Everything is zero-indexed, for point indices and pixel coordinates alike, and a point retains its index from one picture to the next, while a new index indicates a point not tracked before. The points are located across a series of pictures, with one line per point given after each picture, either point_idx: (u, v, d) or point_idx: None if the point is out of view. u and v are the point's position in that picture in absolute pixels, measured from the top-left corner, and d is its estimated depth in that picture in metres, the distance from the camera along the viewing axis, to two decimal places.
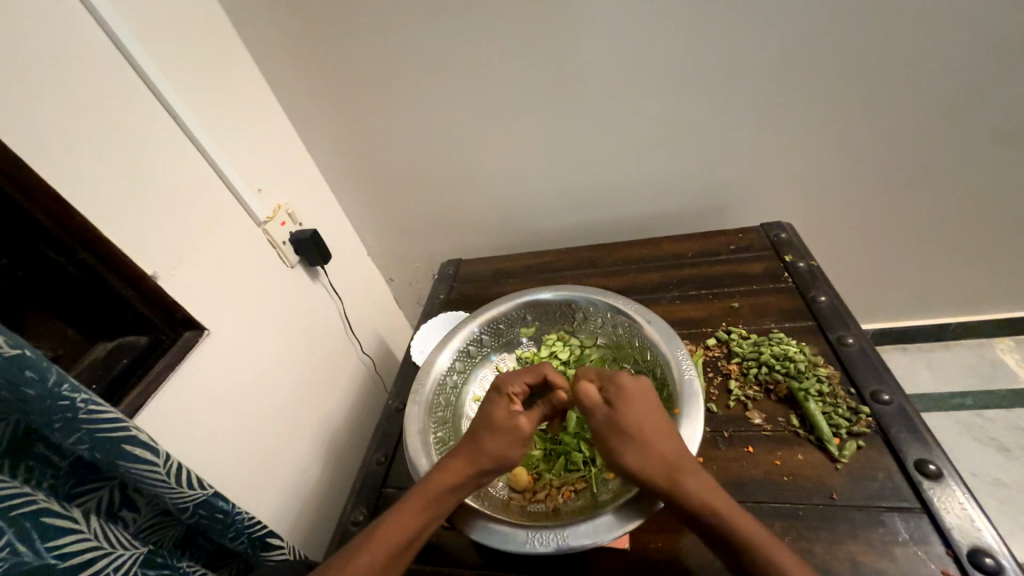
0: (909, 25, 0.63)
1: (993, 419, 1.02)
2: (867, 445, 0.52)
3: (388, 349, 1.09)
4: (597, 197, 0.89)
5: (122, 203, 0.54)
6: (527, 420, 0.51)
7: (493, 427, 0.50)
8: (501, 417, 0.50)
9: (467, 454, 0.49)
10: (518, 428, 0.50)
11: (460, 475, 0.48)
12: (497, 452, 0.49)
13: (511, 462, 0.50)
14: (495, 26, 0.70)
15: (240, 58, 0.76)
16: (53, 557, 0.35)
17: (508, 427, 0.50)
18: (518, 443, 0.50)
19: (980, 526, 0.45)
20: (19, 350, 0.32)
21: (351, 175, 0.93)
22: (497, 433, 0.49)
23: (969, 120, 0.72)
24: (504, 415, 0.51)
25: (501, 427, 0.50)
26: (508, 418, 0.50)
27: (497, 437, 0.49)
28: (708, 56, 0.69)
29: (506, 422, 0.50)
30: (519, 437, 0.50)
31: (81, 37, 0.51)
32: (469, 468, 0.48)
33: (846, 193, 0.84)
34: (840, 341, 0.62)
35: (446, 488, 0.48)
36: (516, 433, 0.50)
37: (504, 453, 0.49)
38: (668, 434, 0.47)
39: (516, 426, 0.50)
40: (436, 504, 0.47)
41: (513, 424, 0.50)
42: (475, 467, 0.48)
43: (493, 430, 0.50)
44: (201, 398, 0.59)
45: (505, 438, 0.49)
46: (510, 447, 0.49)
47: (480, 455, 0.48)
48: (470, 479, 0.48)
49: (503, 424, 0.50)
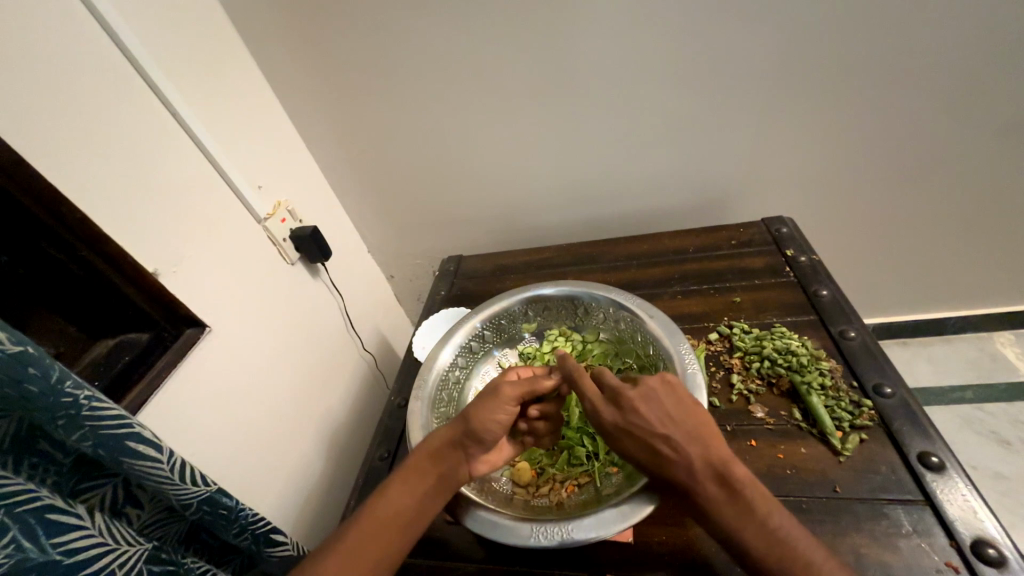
0: (913, 17, 0.63)
1: (993, 412, 1.03)
2: (870, 439, 0.52)
3: (389, 345, 1.08)
4: (598, 192, 0.89)
5: (122, 200, 0.53)
6: (510, 388, 0.52)
7: (476, 395, 0.52)
8: (486, 389, 0.53)
9: (451, 422, 0.50)
10: (499, 393, 0.51)
11: (443, 441, 0.49)
12: (475, 415, 0.49)
13: (496, 427, 0.50)
14: (495, 21, 0.70)
15: (238, 53, 0.75)
16: (59, 553, 0.35)
17: (489, 394, 0.51)
18: (499, 406, 0.50)
19: (982, 517, 0.45)
20: (22, 346, 0.32)
21: (350, 171, 0.93)
22: (478, 399, 0.51)
23: (973, 114, 0.72)
24: (491, 386, 0.53)
25: (482, 394, 0.52)
26: (491, 388, 0.52)
27: (478, 402, 0.51)
28: (710, 49, 0.68)
29: (489, 390, 0.52)
30: (499, 402, 0.50)
31: (77, 31, 0.51)
32: (449, 431, 0.49)
33: (848, 187, 0.83)
34: (842, 335, 0.62)
35: (430, 456, 0.49)
36: (498, 398, 0.51)
37: (484, 415, 0.49)
38: (652, 434, 0.44)
39: (496, 391, 0.51)
40: (423, 472, 0.48)
41: (494, 390, 0.52)
42: (456, 432, 0.49)
43: (477, 398, 0.51)
44: (203, 394, 0.59)
45: (485, 401, 0.51)
46: (488, 408, 0.50)
47: (461, 420, 0.50)
48: (452, 444, 0.49)
49: (486, 392, 0.52)
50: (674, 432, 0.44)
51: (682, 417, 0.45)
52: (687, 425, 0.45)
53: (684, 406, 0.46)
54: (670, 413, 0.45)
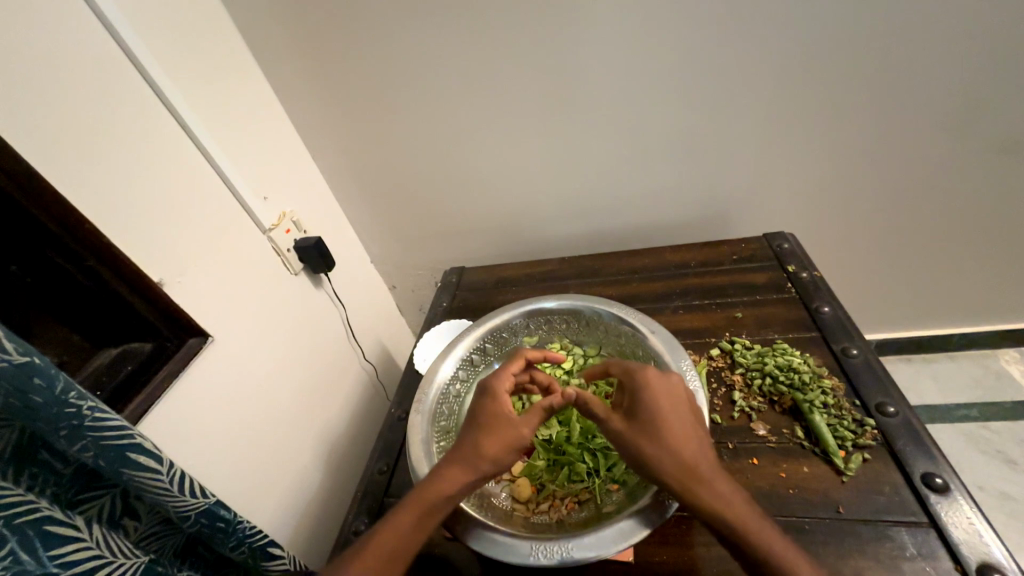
0: (912, 35, 0.64)
1: (999, 431, 1.02)
2: (873, 458, 0.52)
3: (390, 357, 1.08)
4: (600, 206, 0.89)
5: (128, 210, 0.54)
6: (526, 424, 0.50)
7: (491, 431, 0.50)
8: (497, 420, 0.50)
9: (462, 459, 0.49)
10: (518, 433, 0.50)
11: (457, 481, 0.48)
12: (493, 456, 0.49)
13: (510, 462, 0.50)
14: (500, 38, 0.71)
15: (246, 66, 0.76)
16: (55, 566, 0.34)
17: (504, 428, 0.50)
18: (517, 445, 0.50)
19: (988, 541, 0.44)
20: (28, 356, 0.32)
21: (355, 182, 0.94)
22: (491, 436, 0.49)
23: (974, 132, 0.72)
24: (501, 416, 0.51)
25: (497, 431, 0.50)
26: (506, 424, 0.50)
27: (494, 440, 0.49)
28: (711, 65, 0.69)
29: (504, 424, 0.50)
30: (518, 442, 0.50)
31: (90, 43, 0.52)
32: (465, 475, 0.48)
33: (850, 203, 0.84)
34: (844, 352, 0.62)
35: (443, 495, 0.47)
36: (516, 437, 0.49)
37: (502, 456, 0.49)
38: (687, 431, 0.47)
39: (516, 431, 0.50)
40: (433, 510, 0.47)
41: (511, 426, 0.50)
42: (473, 474, 0.48)
43: (489, 433, 0.49)
44: (202, 404, 0.59)
45: (501, 438, 0.49)
46: (506, 448, 0.49)
47: (475, 461, 0.48)
48: (466, 486, 0.48)
49: (501, 426, 0.50)
50: (649, 421, 0.47)
51: (665, 410, 0.47)
52: (672, 423, 0.47)
53: (674, 405, 0.48)
54: (660, 408, 0.48)
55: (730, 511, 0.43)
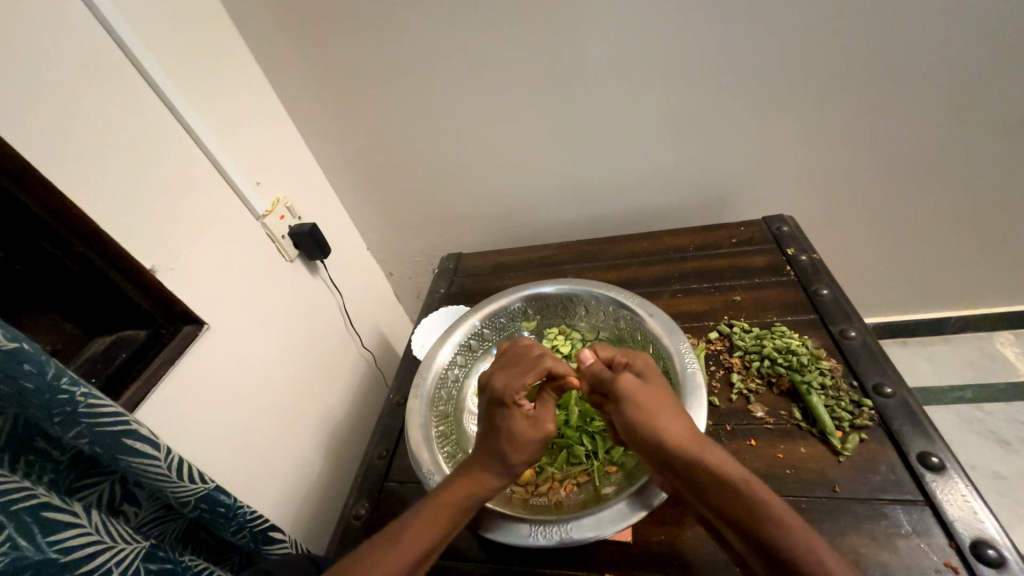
0: (918, 14, 0.62)
1: (992, 412, 1.03)
2: (869, 438, 0.52)
3: (388, 343, 1.08)
4: (597, 191, 0.88)
5: (120, 195, 0.53)
6: (548, 419, 0.51)
7: (516, 439, 0.49)
8: (520, 430, 0.49)
9: (493, 461, 0.49)
10: (544, 432, 0.50)
11: (489, 483, 0.48)
12: (523, 460, 0.49)
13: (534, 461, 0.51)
14: (497, 20, 0.69)
15: (237, 50, 0.75)
16: (54, 552, 0.34)
17: (530, 434, 0.49)
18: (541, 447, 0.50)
19: (982, 518, 0.45)
20: (17, 343, 0.32)
21: (350, 169, 0.93)
22: (517, 443, 0.49)
23: (977, 114, 0.71)
24: (523, 422, 0.50)
25: (524, 438, 0.49)
26: (530, 431, 0.49)
27: (520, 450, 0.49)
28: (713, 47, 0.68)
29: (527, 431, 0.49)
30: (545, 440, 0.50)
31: (75, 27, 0.50)
32: (496, 479, 0.48)
33: (851, 186, 0.83)
34: (842, 334, 0.61)
35: (473, 495, 0.48)
36: (541, 438, 0.49)
37: (529, 458, 0.50)
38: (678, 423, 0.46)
39: (542, 431, 0.50)
40: (462, 510, 0.48)
41: (536, 431, 0.49)
42: (502, 477, 0.49)
43: (513, 443, 0.49)
44: (199, 391, 0.58)
45: (527, 445, 0.49)
46: (531, 454, 0.49)
47: (507, 465, 0.49)
48: (495, 487, 0.49)
49: (525, 437, 0.49)
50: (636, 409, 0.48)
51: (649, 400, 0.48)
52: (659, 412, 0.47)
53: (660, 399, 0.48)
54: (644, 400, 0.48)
55: (759, 495, 0.40)
